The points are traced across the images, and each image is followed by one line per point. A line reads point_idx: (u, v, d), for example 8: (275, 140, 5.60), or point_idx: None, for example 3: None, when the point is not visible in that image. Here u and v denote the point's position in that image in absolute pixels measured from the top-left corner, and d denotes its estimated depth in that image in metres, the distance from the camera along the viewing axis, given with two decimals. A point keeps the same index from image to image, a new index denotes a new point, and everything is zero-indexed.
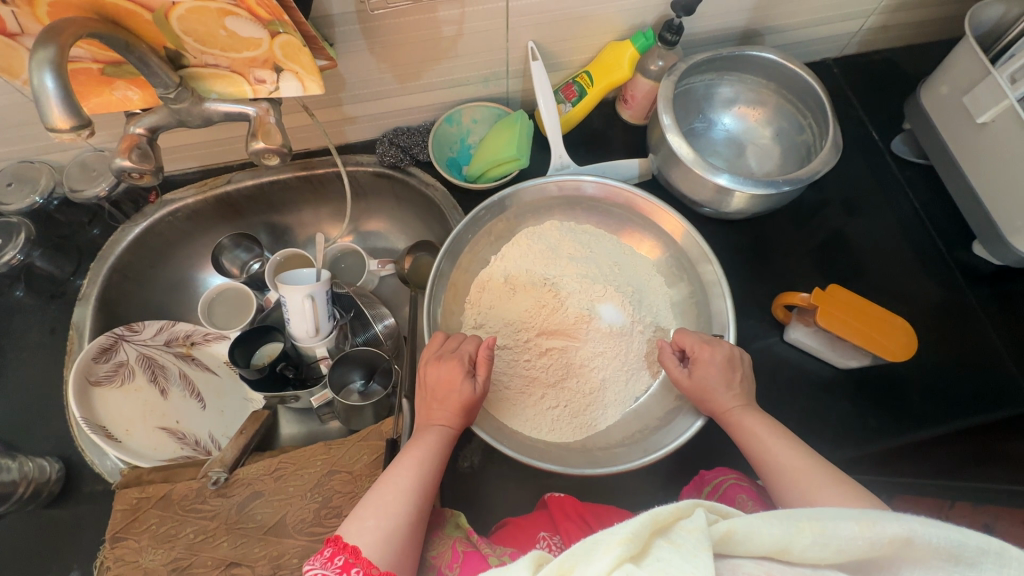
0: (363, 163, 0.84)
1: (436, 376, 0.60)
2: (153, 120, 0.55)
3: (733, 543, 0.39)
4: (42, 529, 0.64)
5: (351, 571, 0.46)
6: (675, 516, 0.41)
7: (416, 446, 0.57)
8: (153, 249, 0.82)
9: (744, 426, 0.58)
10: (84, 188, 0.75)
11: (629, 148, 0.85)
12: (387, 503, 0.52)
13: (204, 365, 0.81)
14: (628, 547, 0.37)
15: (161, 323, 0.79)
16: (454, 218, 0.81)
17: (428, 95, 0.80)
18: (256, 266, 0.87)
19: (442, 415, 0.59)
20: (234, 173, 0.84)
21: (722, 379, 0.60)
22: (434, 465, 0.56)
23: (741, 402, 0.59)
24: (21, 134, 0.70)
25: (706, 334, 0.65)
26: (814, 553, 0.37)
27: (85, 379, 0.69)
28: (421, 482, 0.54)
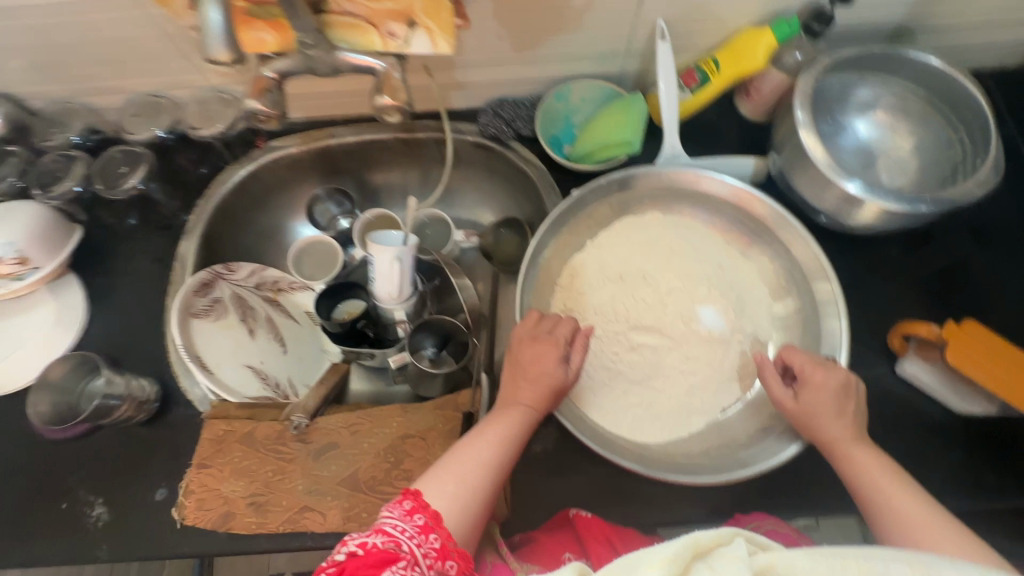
0: (463, 130, 0.83)
1: (531, 355, 0.59)
2: (284, 64, 0.54)
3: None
4: (133, 447, 0.67)
5: (430, 535, 0.45)
6: (715, 541, 0.40)
7: (503, 419, 0.56)
8: (253, 194, 0.84)
9: (856, 461, 0.53)
10: (202, 128, 0.77)
11: (742, 144, 0.80)
12: (465, 471, 0.51)
13: (287, 313, 0.82)
14: (669, 566, 0.38)
15: (254, 266, 0.81)
16: (550, 198, 0.79)
17: (541, 67, 0.77)
18: (344, 223, 0.89)
19: (529, 396, 0.57)
20: (337, 128, 0.85)
21: (832, 406, 0.55)
22: (518, 440, 0.55)
23: (852, 434, 0.54)
24: (152, 67, 0.73)
25: (820, 355, 0.60)
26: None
27: (186, 311, 0.73)
28: (503, 456, 0.54)
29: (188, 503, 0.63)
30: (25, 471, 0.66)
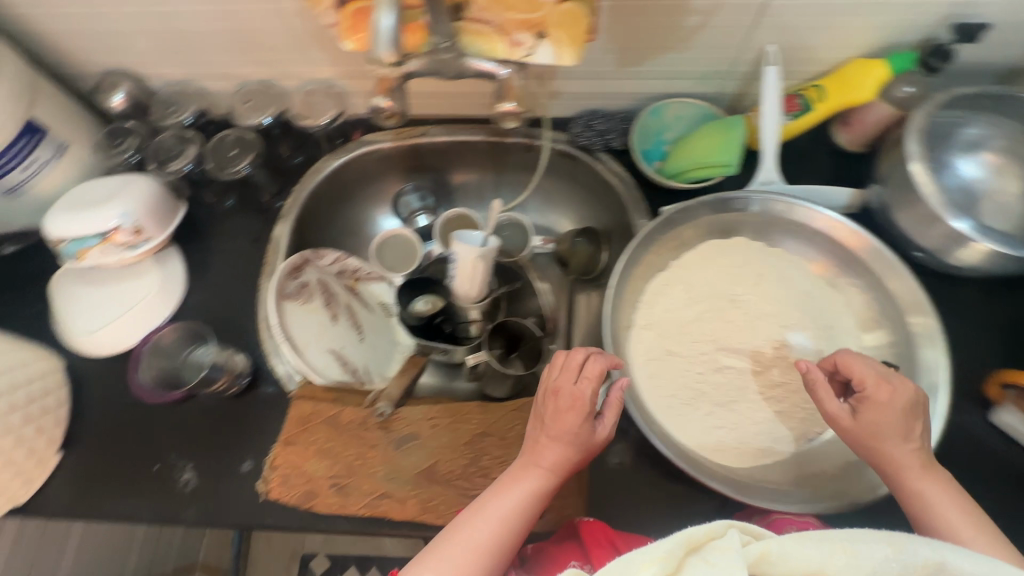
0: (552, 138, 0.84)
1: (554, 408, 0.56)
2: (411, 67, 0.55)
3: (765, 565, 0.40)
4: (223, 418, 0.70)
5: None
6: (709, 535, 0.42)
7: (516, 484, 0.55)
8: (344, 184, 0.87)
9: (921, 493, 0.52)
10: (316, 119, 0.80)
11: (837, 174, 0.79)
12: (463, 552, 0.51)
13: (365, 301, 0.87)
14: (662, 563, 0.41)
15: (338, 254, 0.85)
16: (636, 212, 0.79)
17: (640, 83, 0.78)
18: (423, 218, 0.93)
19: (549, 456, 0.55)
20: (430, 127, 0.87)
21: (890, 423, 0.53)
22: (520, 511, 0.54)
23: (919, 463, 0.53)
24: (270, 58, 0.76)
25: (883, 365, 0.57)
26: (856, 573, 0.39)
27: (280, 294, 0.75)
28: (506, 527, 0.53)
29: (274, 479, 0.65)
30: (126, 430, 0.70)
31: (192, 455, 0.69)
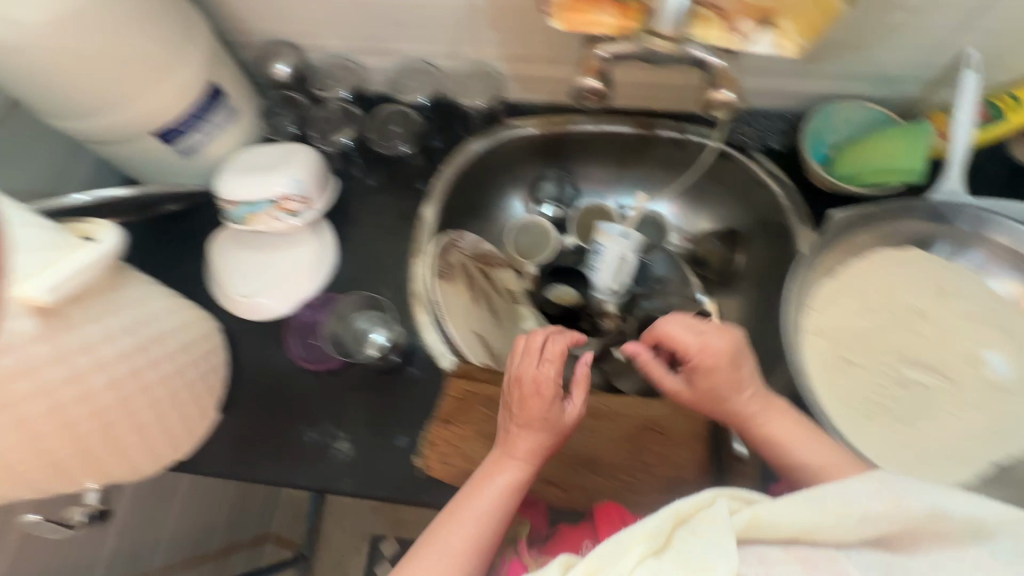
0: (705, 134, 0.82)
1: (531, 397, 0.58)
2: (623, 49, 0.57)
3: (754, 530, 0.45)
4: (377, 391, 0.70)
5: None
6: (696, 507, 0.47)
7: (497, 474, 0.57)
8: (485, 168, 0.87)
9: (763, 432, 0.58)
10: (474, 100, 0.82)
11: (1014, 188, 0.75)
12: (456, 534, 0.53)
13: (499, 286, 0.86)
14: (648, 542, 0.45)
15: (475, 238, 0.86)
16: (795, 214, 0.77)
17: (812, 82, 0.75)
18: (551, 209, 0.90)
19: (523, 444, 0.57)
20: (576, 116, 0.86)
21: (725, 375, 0.58)
22: (502, 500, 0.56)
23: (757, 407, 0.58)
24: (439, 36, 0.76)
25: (701, 321, 0.61)
26: (792, 518, 0.45)
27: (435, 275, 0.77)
28: (491, 517, 0.55)
29: (433, 460, 0.65)
30: (281, 398, 0.71)
31: (348, 425, 0.69)
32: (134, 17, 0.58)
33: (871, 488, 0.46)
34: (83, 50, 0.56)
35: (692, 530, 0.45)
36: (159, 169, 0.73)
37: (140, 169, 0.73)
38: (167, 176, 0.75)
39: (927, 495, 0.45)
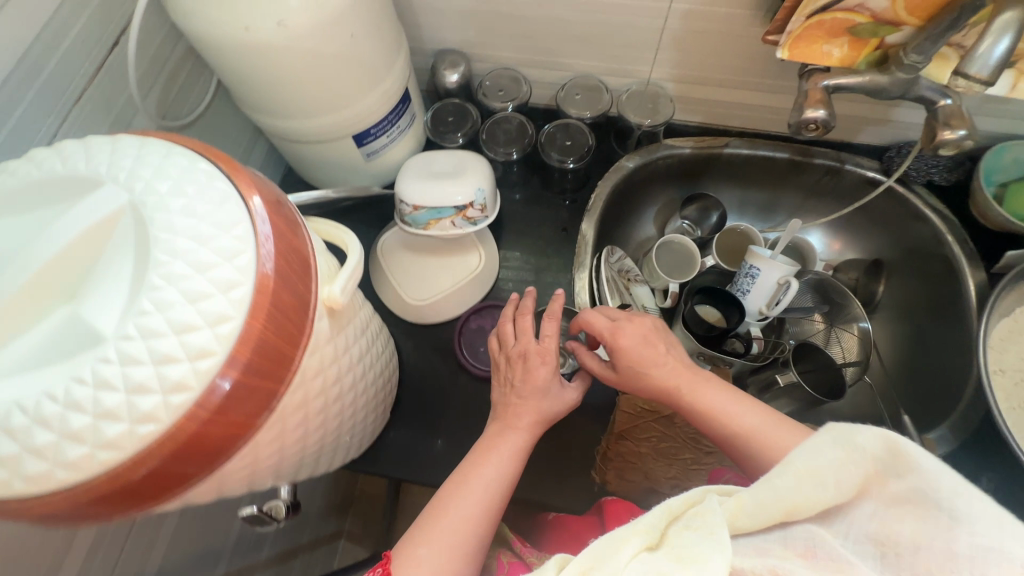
0: (864, 165, 0.82)
1: (522, 373, 0.58)
2: (849, 80, 0.57)
3: (743, 520, 0.40)
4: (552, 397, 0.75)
5: None
6: (687, 504, 0.42)
7: (499, 445, 0.54)
8: (635, 186, 0.88)
9: (703, 403, 0.53)
10: (644, 119, 0.80)
11: None
12: (457, 510, 0.49)
13: (642, 302, 0.85)
14: (645, 536, 0.40)
15: (618, 251, 0.87)
16: (966, 250, 0.76)
17: (993, 120, 0.75)
18: (683, 226, 0.91)
19: (520, 416, 0.56)
20: (731, 139, 0.86)
21: (650, 350, 0.57)
22: (507, 475, 0.53)
23: (683, 378, 0.55)
24: (617, 55, 0.77)
25: (616, 312, 0.62)
26: (798, 502, 0.38)
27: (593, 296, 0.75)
28: (492, 495, 0.51)
29: (609, 469, 0.69)
30: (452, 401, 0.74)
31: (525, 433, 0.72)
32: (376, 24, 0.59)
33: (870, 452, 0.38)
34: (322, 52, 0.55)
35: (685, 524, 0.40)
36: (342, 170, 0.73)
37: (320, 168, 0.73)
38: (345, 180, 0.76)
39: (854, 436, 0.39)
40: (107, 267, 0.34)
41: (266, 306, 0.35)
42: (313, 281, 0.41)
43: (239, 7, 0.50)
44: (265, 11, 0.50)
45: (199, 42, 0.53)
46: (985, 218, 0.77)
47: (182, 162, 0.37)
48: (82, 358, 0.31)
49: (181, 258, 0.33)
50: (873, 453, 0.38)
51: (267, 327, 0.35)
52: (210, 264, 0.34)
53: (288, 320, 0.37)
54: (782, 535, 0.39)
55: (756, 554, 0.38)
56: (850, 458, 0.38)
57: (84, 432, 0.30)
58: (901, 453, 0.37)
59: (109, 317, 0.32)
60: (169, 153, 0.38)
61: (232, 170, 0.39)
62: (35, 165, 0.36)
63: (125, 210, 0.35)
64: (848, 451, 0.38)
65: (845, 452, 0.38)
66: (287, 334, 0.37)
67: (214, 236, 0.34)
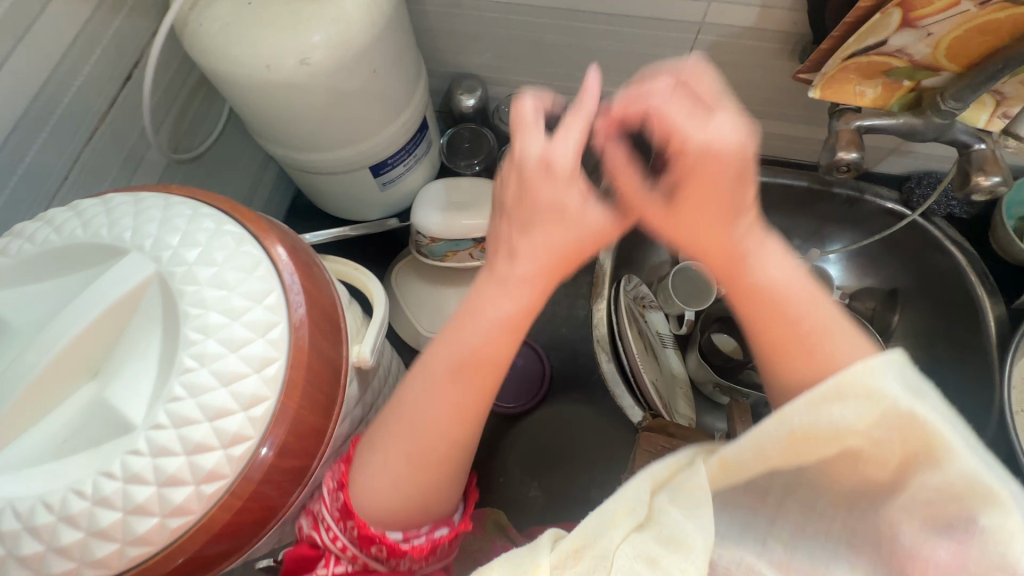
0: (882, 195, 0.79)
1: (545, 193, 0.37)
2: (881, 120, 0.54)
3: (737, 474, 0.31)
4: (574, 427, 0.73)
5: (370, 547, 0.39)
6: (672, 468, 0.33)
7: (482, 305, 0.38)
8: None
9: (755, 285, 0.36)
10: None
11: None
12: (420, 408, 0.38)
13: (658, 330, 0.82)
14: (632, 514, 0.31)
15: (634, 278, 0.83)
16: (989, 287, 0.74)
17: None
18: (699, 250, 0.88)
19: (522, 266, 0.38)
20: None
21: (718, 201, 0.36)
22: (479, 377, 0.38)
23: (755, 241, 0.37)
24: None
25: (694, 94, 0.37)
26: (819, 454, 0.29)
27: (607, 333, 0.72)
28: (490, 349, 0.38)
29: None
30: None
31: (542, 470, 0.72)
32: (396, 58, 0.57)
33: (909, 383, 0.27)
34: (344, 88, 0.53)
35: (672, 486, 0.32)
36: (358, 198, 0.71)
37: (334, 197, 0.71)
38: (356, 208, 0.74)
39: (900, 364, 0.28)
40: (133, 344, 0.32)
41: (301, 383, 0.34)
42: (345, 346, 0.39)
43: (260, 44, 0.48)
44: (287, 49, 0.48)
45: (215, 77, 0.50)
46: (1006, 252, 0.76)
47: (210, 225, 0.35)
48: (112, 447, 0.29)
49: (213, 337, 0.31)
50: (910, 378, 0.28)
51: (302, 405, 0.34)
52: (243, 342, 0.32)
53: (321, 394, 0.35)
54: (873, 406, 0.27)
55: (844, 402, 0.27)
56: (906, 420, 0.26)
57: (113, 529, 0.28)
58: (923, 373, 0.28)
59: (139, 402, 0.30)
60: (195, 215, 0.36)
61: (262, 231, 0.37)
62: (55, 229, 0.34)
63: (153, 281, 0.33)
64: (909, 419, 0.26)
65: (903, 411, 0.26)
66: (321, 407, 0.35)
67: (246, 310, 0.33)
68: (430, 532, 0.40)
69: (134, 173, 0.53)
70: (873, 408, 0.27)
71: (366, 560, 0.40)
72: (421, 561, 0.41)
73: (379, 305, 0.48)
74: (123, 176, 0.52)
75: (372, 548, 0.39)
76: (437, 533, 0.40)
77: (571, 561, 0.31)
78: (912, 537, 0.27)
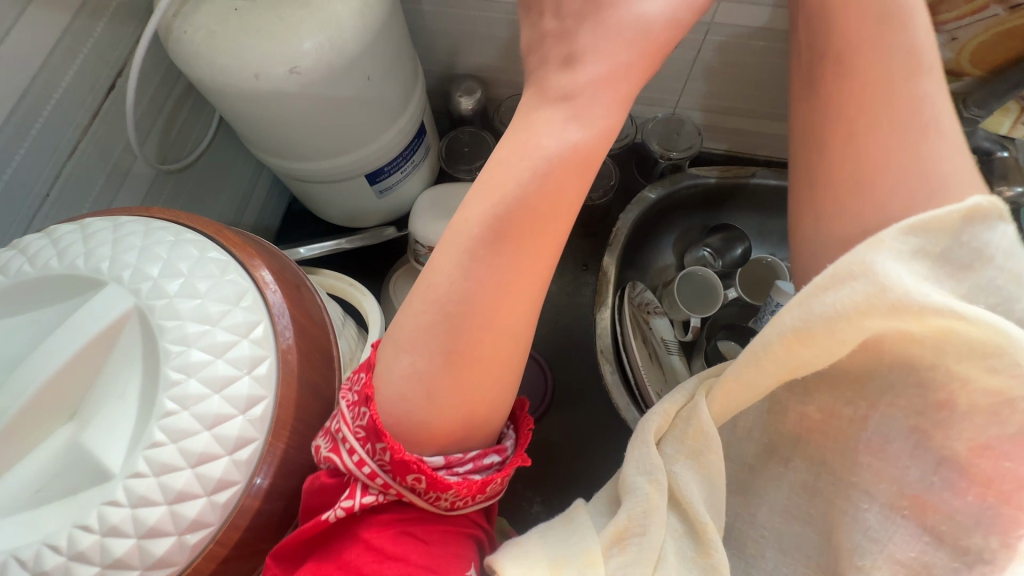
0: None
1: None
2: None
3: (737, 400, 0.36)
4: (578, 440, 0.72)
5: (405, 476, 0.32)
6: (677, 412, 0.38)
7: (527, 146, 0.32)
8: (655, 218, 0.83)
9: None
10: (670, 150, 0.77)
11: None
12: (457, 287, 0.32)
13: (662, 336, 0.78)
14: (657, 484, 0.36)
15: (637, 284, 0.80)
16: None
17: None
18: (705, 254, 0.84)
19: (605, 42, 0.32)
20: (758, 168, 0.82)
21: None
22: (526, 243, 0.32)
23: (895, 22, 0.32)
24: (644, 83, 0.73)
25: None
26: (812, 360, 0.32)
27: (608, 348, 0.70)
28: (541, 198, 0.32)
29: None
30: None
31: (546, 485, 0.69)
32: (390, 63, 0.54)
33: (935, 267, 0.28)
34: (336, 96, 0.51)
35: (678, 437, 0.38)
36: (353, 206, 0.69)
37: (328, 205, 0.69)
38: (349, 216, 0.71)
39: (929, 235, 0.28)
40: (111, 384, 0.30)
41: (289, 422, 0.32)
42: (337, 376, 0.38)
43: (247, 52, 0.45)
44: (276, 57, 0.46)
45: (202, 86, 0.48)
46: None
47: (193, 252, 0.33)
48: (89, 497, 0.28)
49: (194, 377, 0.30)
50: (943, 261, 0.28)
51: (290, 444, 0.32)
52: (227, 381, 0.30)
53: (311, 430, 0.34)
54: (884, 292, 0.28)
55: (846, 284, 0.29)
56: (924, 298, 0.27)
57: None
58: (993, 240, 0.28)
59: (117, 449, 0.28)
60: (177, 241, 0.34)
61: (248, 257, 0.35)
62: (28, 259, 0.32)
63: (131, 316, 0.31)
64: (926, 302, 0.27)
65: (917, 305, 0.27)
66: (311, 444, 0.34)
67: (231, 345, 0.31)
68: (478, 458, 0.34)
69: (120, 187, 0.51)
70: (877, 299, 0.28)
71: (400, 491, 0.32)
72: (468, 498, 0.34)
73: (376, 326, 0.46)
74: (108, 191, 0.50)
75: (407, 477, 0.32)
76: (486, 461, 0.34)
77: (616, 545, 0.35)
78: (936, 401, 0.30)
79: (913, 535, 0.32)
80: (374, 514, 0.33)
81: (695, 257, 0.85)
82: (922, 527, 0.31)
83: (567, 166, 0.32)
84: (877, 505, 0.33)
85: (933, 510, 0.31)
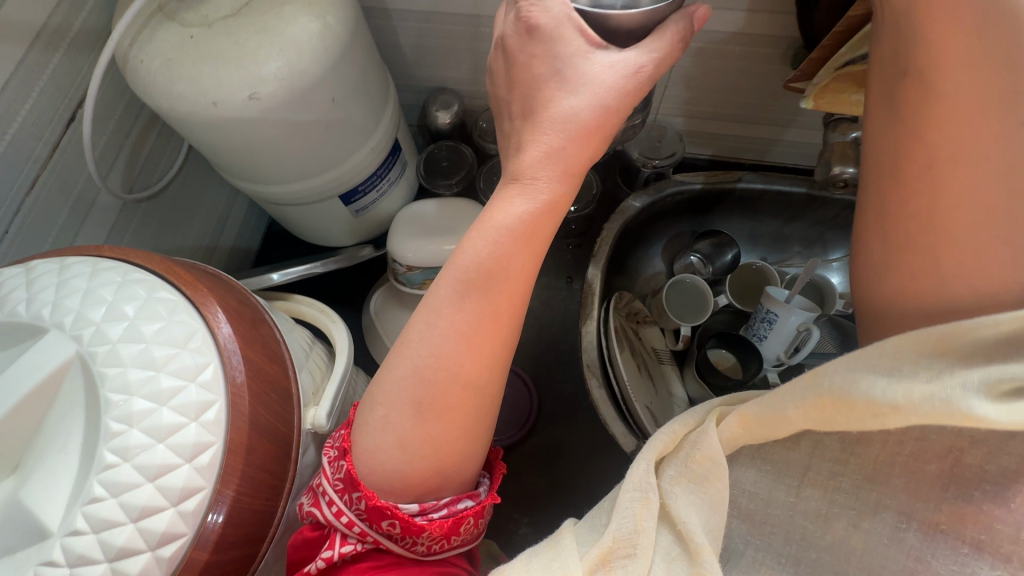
0: None
1: None
2: None
3: (751, 433, 0.34)
4: (565, 458, 0.70)
5: (379, 523, 0.34)
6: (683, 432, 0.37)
7: (499, 204, 0.34)
8: (642, 228, 0.81)
9: None
10: (651, 157, 0.75)
11: None
12: (425, 338, 0.34)
13: (650, 346, 0.77)
14: (651, 506, 0.33)
15: (626, 294, 0.78)
16: None
17: None
18: (693, 259, 0.83)
19: None
20: (744, 173, 0.78)
21: None
22: (501, 304, 0.34)
23: None
24: None
25: None
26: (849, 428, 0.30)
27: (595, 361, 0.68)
28: (507, 262, 0.33)
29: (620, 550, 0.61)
30: None
31: (533, 505, 0.68)
32: (357, 86, 0.53)
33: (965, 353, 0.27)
34: (301, 120, 0.50)
35: (681, 461, 0.35)
36: (331, 228, 0.69)
37: (305, 227, 0.68)
38: (320, 235, 0.71)
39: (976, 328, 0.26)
40: (51, 435, 0.29)
41: (240, 468, 0.31)
42: (297, 413, 0.37)
43: (205, 80, 0.44)
44: (235, 84, 0.45)
45: (163, 114, 0.47)
46: None
47: (140, 293, 0.32)
48: (27, 556, 0.27)
49: (137, 426, 0.28)
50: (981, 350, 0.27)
51: (244, 491, 0.31)
52: (172, 430, 0.29)
53: (266, 473, 0.33)
54: (925, 386, 0.27)
55: (895, 378, 0.28)
56: (963, 382, 0.26)
57: None
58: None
59: (56, 504, 0.28)
60: (125, 282, 0.33)
61: (199, 294, 0.34)
62: None
63: (74, 364, 0.30)
64: (969, 398, 0.26)
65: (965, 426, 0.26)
66: (265, 488, 0.33)
67: (177, 392, 0.30)
68: (451, 504, 0.35)
69: (84, 218, 0.50)
70: (917, 396, 0.27)
71: (377, 538, 0.35)
72: (443, 543, 0.35)
73: (343, 356, 0.45)
74: (72, 225, 0.49)
75: (383, 523, 0.34)
76: (460, 505, 0.36)
77: (602, 570, 0.32)
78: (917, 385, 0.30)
79: (955, 553, 0.29)
80: (352, 562, 0.35)
81: (684, 263, 0.84)
82: (961, 538, 0.29)
83: (521, 239, 0.33)
84: (912, 523, 0.30)
85: (973, 519, 0.29)
